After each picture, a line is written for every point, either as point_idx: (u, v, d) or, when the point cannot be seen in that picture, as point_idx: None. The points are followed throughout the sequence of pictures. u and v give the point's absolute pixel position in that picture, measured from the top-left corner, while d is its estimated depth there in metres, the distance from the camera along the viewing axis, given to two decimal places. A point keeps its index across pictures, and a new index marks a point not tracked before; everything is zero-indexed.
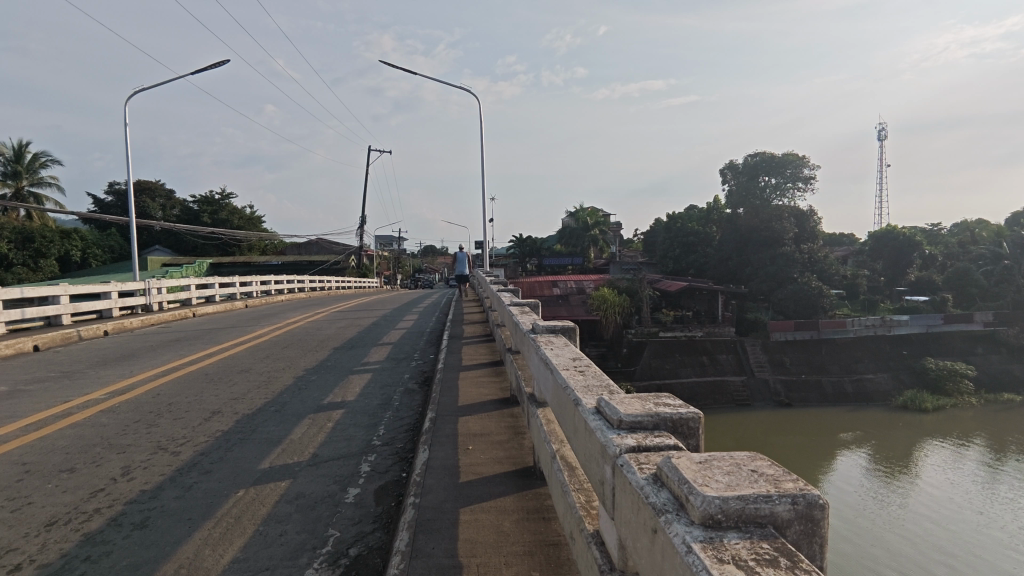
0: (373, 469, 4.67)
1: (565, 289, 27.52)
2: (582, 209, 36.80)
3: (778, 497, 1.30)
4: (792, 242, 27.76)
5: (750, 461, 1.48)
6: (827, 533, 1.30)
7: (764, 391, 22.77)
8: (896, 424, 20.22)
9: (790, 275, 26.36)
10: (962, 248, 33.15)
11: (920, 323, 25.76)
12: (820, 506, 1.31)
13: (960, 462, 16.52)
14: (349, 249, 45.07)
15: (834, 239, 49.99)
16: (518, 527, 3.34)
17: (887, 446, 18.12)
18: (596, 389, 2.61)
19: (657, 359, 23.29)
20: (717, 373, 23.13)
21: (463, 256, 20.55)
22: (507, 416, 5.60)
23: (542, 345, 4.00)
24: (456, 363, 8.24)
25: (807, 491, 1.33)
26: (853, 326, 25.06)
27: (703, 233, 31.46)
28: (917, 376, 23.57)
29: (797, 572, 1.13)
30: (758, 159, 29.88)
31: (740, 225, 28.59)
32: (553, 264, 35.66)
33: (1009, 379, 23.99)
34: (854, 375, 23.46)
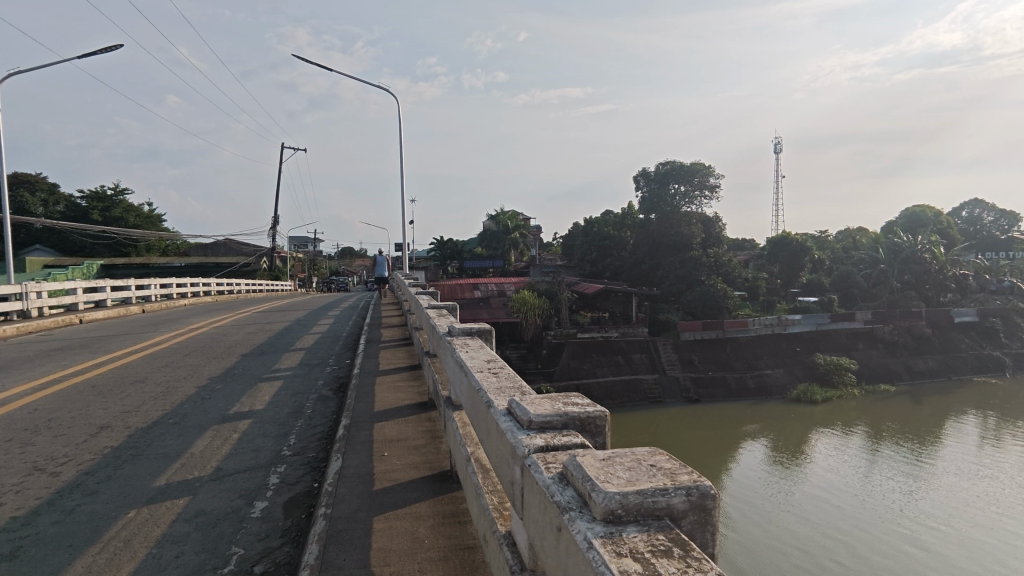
0: (282, 480, 4.45)
1: (486, 291, 27.61)
2: (503, 212, 37.08)
3: (673, 489, 1.36)
4: (699, 247, 29.42)
5: (649, 455, 1.54)
6: (717, 522, 1.37)
7: (674, 388, 23.84)
8: (792, 415, 21.90)
9: (698, 278, 27.84)
10: (845, 253, 36.51)
11: (811, 322, 27.79)
12: (711, 497, 1.38)
13: (845, 448, 18.13)
14: (261, 250, 42.93)
15: (736, 244, 53.33)
16: (433, 533, 3.29)
17: (783, 436, 19.56)
18: (508, 390, 2.64)
19: (575, 359, 23.81)
20: (631, 372, 24.03)
21: (382, 259, 20.08)
22: (424, 421, 5.52)
23: (457, 348, 3.99)
24: (373, 368, 8.03)
25: (701, 483, 1.39)
26: (753, 326, 26.66)
27: (618, 238, 32.69)
28: (809, 371, 25.60)
29: (690, 560, 1.18)
30: (668, 167, 31.50)
31: (653, 230, 29.91)
32: (474, 267, 35.70)
33: (885, 372, 26.60)
34: (755, 371, 25.13)
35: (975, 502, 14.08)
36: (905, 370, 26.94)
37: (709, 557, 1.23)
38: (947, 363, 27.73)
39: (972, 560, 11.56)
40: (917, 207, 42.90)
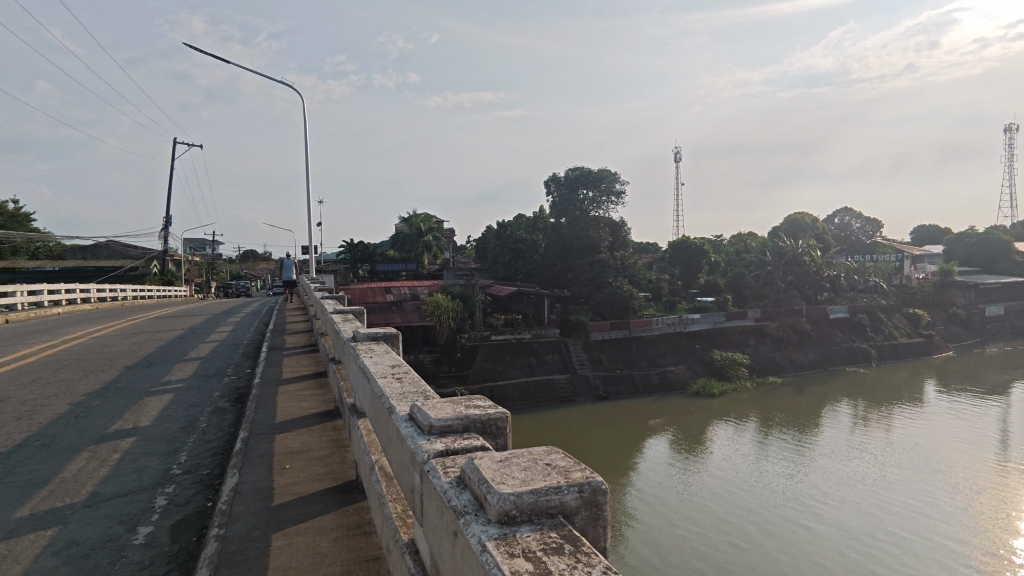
0: (171, 501, 4.10)
1: (398, 295, 27.04)
2: (415, 214, 36.48)
3: (566, 487, 1.38)
4: (607, 250, 30.53)
5: (545, 455, 1.57)
6: (608, 516, 1.42)
7: (584, 387, 24.54)
8: (692, 409, 23.23)
9: (606, 279, 28.81)
10: (738, 256, 39.29)
11: (708, 320, 29.17)
12: (603, 492, 1.42)
13: (740, 438, 19.49)
14: (150, 253, 39.56)
15: (642, 247, 55.79)
16: (336, 546, 3.16)
17: (685, 429, 20.71)
18: (412, 395, 2.60)
19: (489, 362, 23.86)
20: (544, 372, 24.49)
21: (288, 262, 19.17)
22: (329, 430, 5.30)
23: (361, 353, 3.88)
24: (275, 377, 7.61)
25: (592, 478, 1.43)
26: (656, 325, 27.69)
27: (530, 241, 33.19)
28: (707, 366, 27.31)
29: (579, 556, 1.20)
30: (577, 173, 32.43)
31: (563, 234, 30.70)
32: (386, 270, 34.86)
33: (773, 365, 28.90)
34: (659, 368, 26.42)
35: (848, 480, 15.64)
36: (790, 363, 29.42)
37: (599, 551, 1.27)
38: (825, 356, 30.58)
39: (849, 534, 12.78)
40: (798, 213, 46.81)
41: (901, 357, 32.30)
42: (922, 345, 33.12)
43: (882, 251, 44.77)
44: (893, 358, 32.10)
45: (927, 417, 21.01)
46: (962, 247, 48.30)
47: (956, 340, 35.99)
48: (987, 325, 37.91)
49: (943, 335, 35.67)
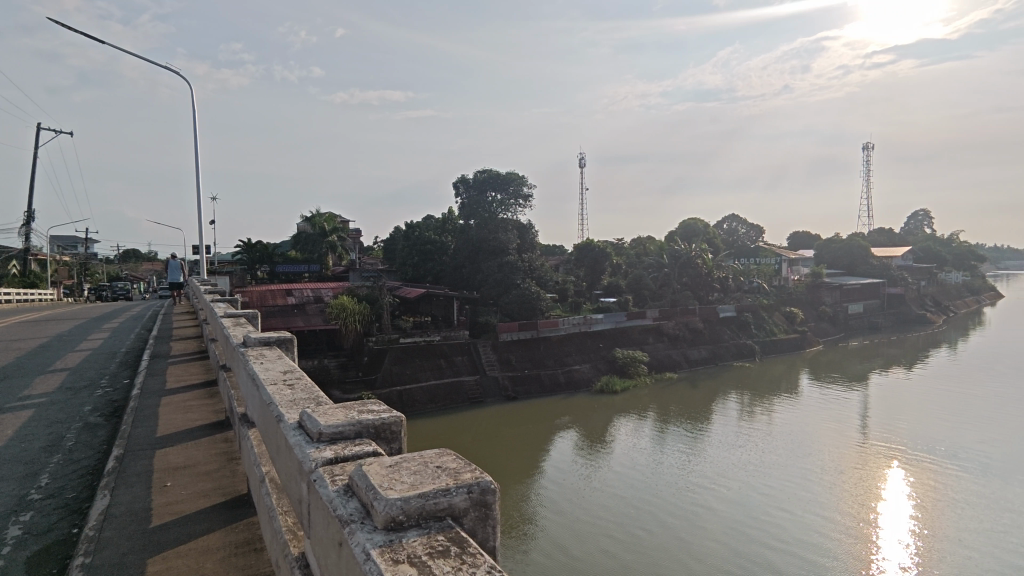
0: (26, 531, 3.63)
1: (300, 297, 25.81)
2: (319, 214, 35.06)
3: (455, 489, 1.39)
4: (515, 252, 30.94)
5: (436, 459, 1.57)
6: (497, 515, 1.43)
7: (494, 388, 24.72)
8: (596, 406, 24.07)
9: (515, 281, 29.18)
10: (638, 259, 41.29)
11: (611, 320, 30.44)
12: (491, 491, 1.43)
13: (639, 432, 20.47)
14: (8, 252, 35.08)
15: (549, 249, 57.11)
16: (223, 567, 2.95)
17: (590, 426, 21.43)
18: (303, 402, 2.49)
19: (397, 365, 23.36)
20: (453, 374, 24.39)
21: (177, 262, 17.77)
22: (219, 442, 4.95)
23: (252, 360, 3.65)
24: (158, 387, 6.99)
25: (481, 479, 1.44)
26: (563, 325, 28.41)
27: (439, 243, 32.92)
28: (610, 364, 28.45)
29: (463, 558, 1.21)
30: (486, 176, 32.60)
31: (472, 236, 30.79)
32: (287, 271, 33.15)
33: (670, 362, 30.60)
34: (565, 367, 27.14)
35: (736, 465, 16.89)
36: (684, 359, 31.30)
37: (485, 552, 1.28)
38: (715, 352, 32.82)
39: (739, 515, 13.75)
40: (691, 219, 49.95)
41: (780, 351, 35.38)
42: (797, 340, 36.46)
43: (764, 254, 48.78)
44: (774, 353, 35.07)
45: (802, 405, 23.16)
46: (830, 251, 53.73)
47: (825, 335, 39.96)
48: (850, 321, 42.42)
49: (814, 331, 39.47)
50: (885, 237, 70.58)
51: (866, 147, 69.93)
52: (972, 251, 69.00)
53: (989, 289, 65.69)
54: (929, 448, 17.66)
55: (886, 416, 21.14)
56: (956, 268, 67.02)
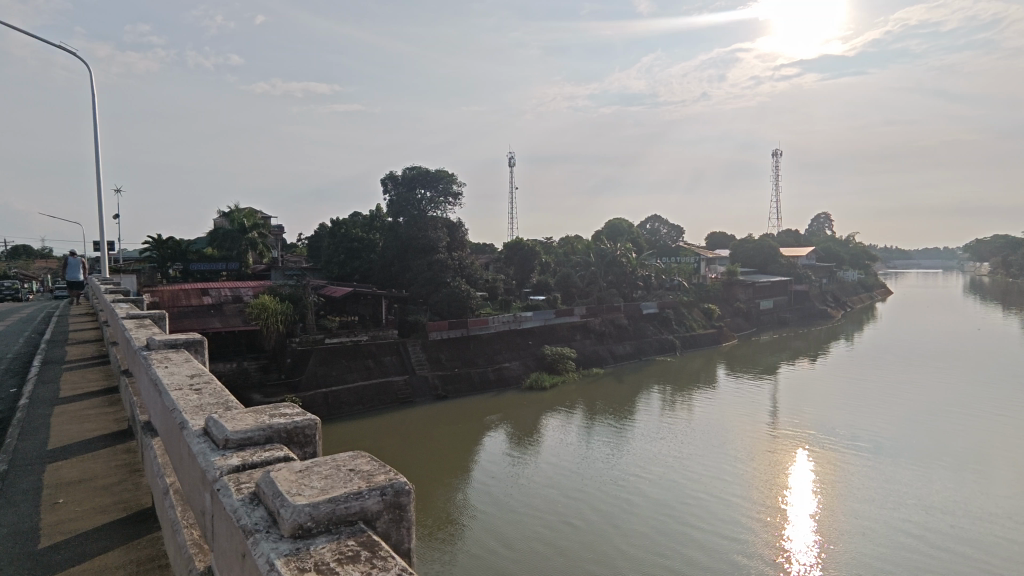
0: None
1: (217, 297, 24.42)
2: (238, 210, 33.55)
3: (367, 492, 1.36)
4: (445, 250, 30.67)
5: (349, 461, 1.54)
6: (410, 516, 1.42)
7: (424, 387, 24.43)
8: (525, 403, 24.31)
9: (445, 279, 28.93)
10: (566, 257, 42.08)
11: (540, 318, 30.87)
12: (406, 492, 1.41)
13: (568, 427, 20.88)
14: None
15: (479, 248, 57.11)
16: None
17: (520, 422, 21.63)
18: (210, 408, 2.35)
19: (322, 366, 22.58)
20: (381, 375, 23.89)
21: (76, 260, 16.31)
22: (120, 453, 4.58)
23: (156, 364, 3.41)
24: (50, 395, 6.38)
25: (394, 480, 1.42)
26: (493, 323, 28.49)
27: (367, 240, 32.11)
28: (539, 361, 28.83)
29: (374, 561, 1.18)
30: (414, 172, 32.03)
31: (401, 233, 30.24)
32: (202, 269, 31.25)
33: (597, 357, 31.40)
34: (495, 365, 27.24)
35: (659, 457, 17.55)
36: (610, 355, 32.21)
37: (397, 554, 1.26)
38: (639, 347, 33.99)
39: (662, 504, 14.31)
40: (616, 219, 51.45)
41: (699, 346, 37.16)
42: (714, 335, 38.42)
43: (684, 253, 51.03)
44: (693, 347, 36.78)
45: (718, 397, 24.43)
46: (743, 251, 57.00)
47: (739, 330, 42.36)
48: (761, 317, 45.21)
49: (730, 326, 41.74)
50: (791, 237, 75.75)
51: (775, 153, 74.97)
52: (865, 251, 75.38)
53: (880, 286, 72.04)
54: (830, 433, 19.09)
55: (792, 404, 22.68)
56: (852, 266, 73.02)
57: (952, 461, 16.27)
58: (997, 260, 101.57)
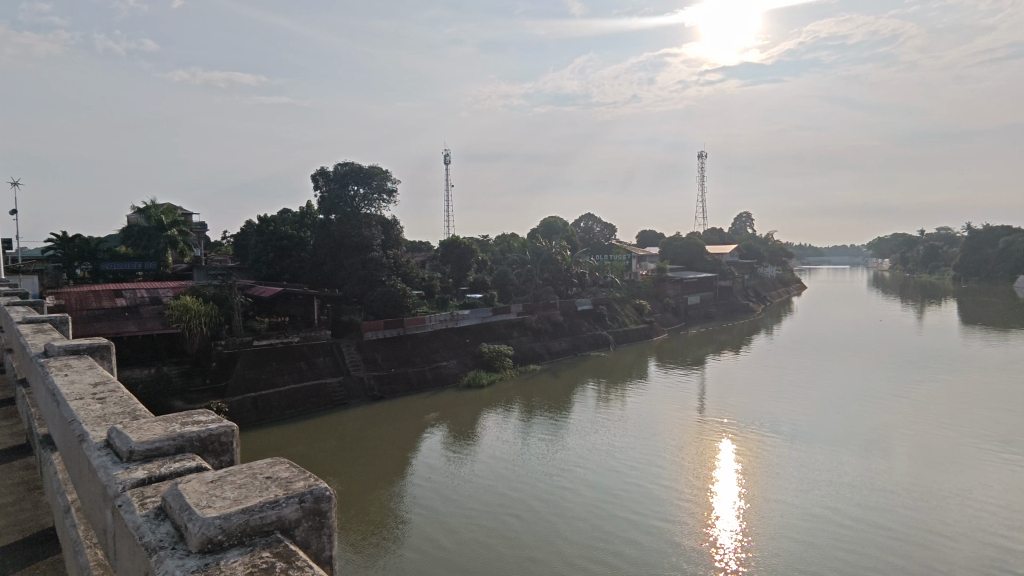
0: None
1: (133, 298, 22.81)
2: (154, 207, 31.36)
3: (283, 502, 1.47)
4: (379, 248, 30.06)
5: (265, 471, 1.63)
6: (326, 524, 1.55)
7: (359, 389, 23.84)
8: (462, 401, 24.18)
9: (379, 278, 28.32)
10: (502, 255, 42.26)
11: (477, 315, 30.84)
12: (322, 500, 1.54)
13: (506, 424, 20.97)
14: None
15: (414, 246, 56.28)
16: None
17: (458, 421, 21.51)
18: (114, 417, 2.25)
19: (250, 370, 21.60)
20: (314, 377, 23.12)
21: None
22: (18, 470, 4.18)
23: (54, 372, 3.13)
24: None
25: (313, 489, 1.54)
26: (429, 322, 28.20)
27: (297, 238, 30.98)
28: (476, 359, 28.76)
29: (286, 570, 1.30)
30: (346, 169, 31.22)
31: (333, 231, 29.35)
32: (115, 269, 29.13)
33: (534, 354, 31.67)
34: (432, 364, 26.95)
35: (595, 450, 17.87)
36: (547, 351, 32.56)
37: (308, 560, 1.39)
38: (575, 343, 34.58)
39: (598, 494, 14.63)
40: (551, 217, 52.10)
41: (631, 341, 38.26)
42: (645, 330, 39.68)
43: (617, 251, 52.35)
44: (626, 342, 37.83)
45: (650, 390, 25.24)
46: (672, 249, 59.17)
47: (668, 325, 43.95)
48: (689, 312, 47.09)
49: (660, 321, 43.23)
50: (716, 236, 79.37)
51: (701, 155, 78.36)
52: (782, 249, 80.06)
53: (796, 282, 76.71)
54: (753, 421, 20.15)
55: (718, 395, 23.75)
56: (771, 263, 77.38)
57: (861, 443, 17.54)
58: (896, 257, 110.57)
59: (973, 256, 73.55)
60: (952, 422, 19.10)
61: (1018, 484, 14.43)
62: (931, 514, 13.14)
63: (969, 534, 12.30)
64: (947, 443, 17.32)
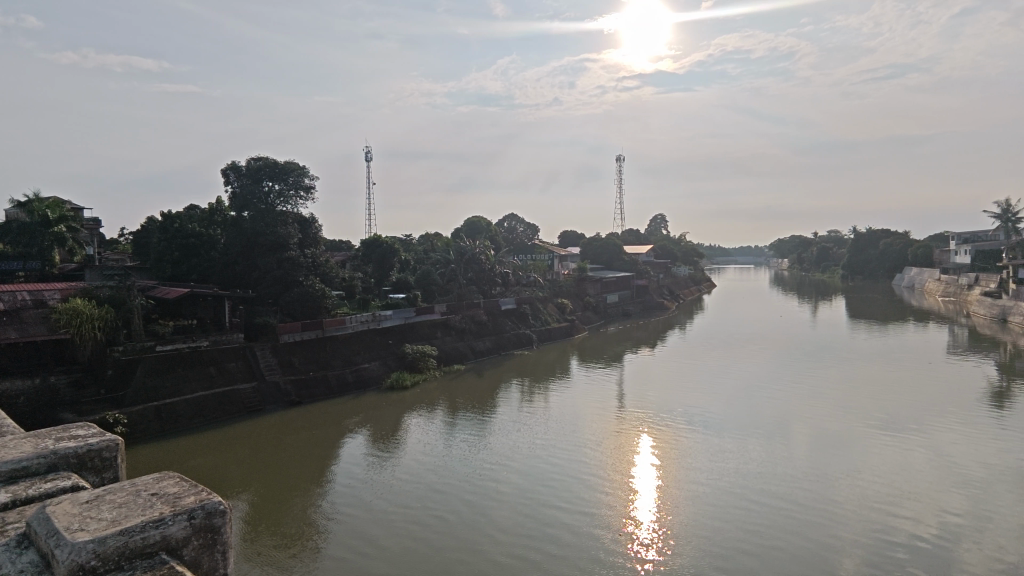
0: None
1: (11, 302, 20.23)
2: (38, 199, 28.78)
3: (159, 522, 2.80)
4: (296, 247, 28.85)
5: (125, 499, 2.96)
6: (199, 528, 2.92)
7: (274, 394, 22.76)
8: (385, 404, 23.64)
9: (297, 278, 27.19)
10: (425, 255, 41.72)
11: (400, 316, 30.30)
12: (193, 515, 2.92)
13: (430, 425, 20.74)
14: None
15: (333, 245, 54.28)
16: None
17: (380, 424, 21.04)
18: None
19: (153, 377, 20.11)
20: (225, 383, 21.85)
21: None
22: None
23: None
24: None
25: (185, 512, 2.90)
26: (350, 323, 27.36)
27: (206, 236, 29.15)
28: (399, 360, 28.24)
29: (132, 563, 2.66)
30: (260, 163, 29.65)
31: (246, 228, 27.85)
32: None
33: (458, 354, 31.48)
34: (353, 366, 26.17)
35: (519, 447, 18.02)
36: (471, 351, 32.48)
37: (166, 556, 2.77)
38: (499, 342, 34.69)
39: (523, 490, 14.79)
40: (475, 217, 52.02)
41: (554, 339, 38.93)
42: (567, 328, 40.52)
43: (539, 250, 53.09)
44: (548, 340, 38.45)
45: (572, 387, 25.82)
46: (592, 249, 60.76)
47: (589, 323, 45.10)
48: (608, 310, 48.56)
49: (581, 319, 44.27)
50: (633, 236, 82.34)
51: (619, 158, 81.10)
52: (693, 250, 84.32)
53: (706, 280, 81.00)
54: (667, 413, 21.08)
55: (636, 390, 24.65)
56: (683, 263, 81.28)
57: (765, 430, 18.80)
58: (793, 258, 119.46)
59: (858, 256, 80.84)
60: (842, 408, 20.91)
61: (897, 462, 15.94)
62: (827, 492, 14.25)
63: (859, 507, 13.48)
64: (838, 427, 18.92)
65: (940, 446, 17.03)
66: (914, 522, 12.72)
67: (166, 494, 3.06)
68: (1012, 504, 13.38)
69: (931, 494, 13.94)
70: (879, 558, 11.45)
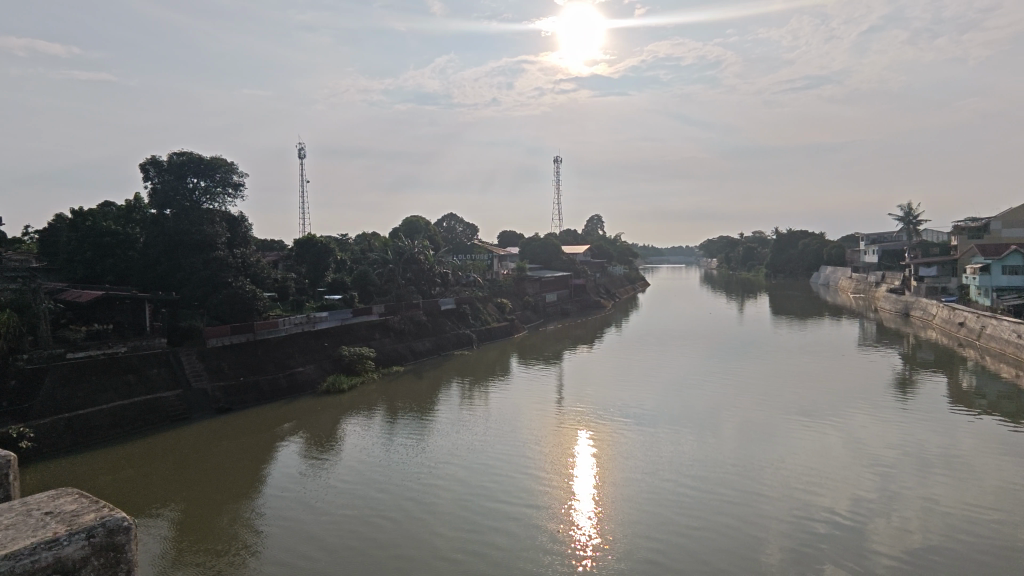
0: None
1: None
2: None
3: (52, 539, 3.92)
4: (225, 247, 27.53)
5: (24, 522, 4.07)
6: (87, 539, 4.04)
7: (201, 402, 21.64)
8: (320, 408, 22.92)
9: (225, 280, 25.93)
10: (362, 255, 40.78)
11: (336, 318, 29.45)
12: (85, 533, 4.02)
13: (369, 428, 20.31)
14: None
15: (264, 245, 52.11)
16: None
17: (316, 429, 20.42)
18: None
19: (64, 387, 18.63)
20: (146, 392, 20.57)
21: None
22: None
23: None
24: None
25: (75, 531, 4.01)
26: (283, 325, 26.37)
27: (123, 235, 27.29)
28: (335, 363, 27.45)
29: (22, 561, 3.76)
30: (184, 158, 28.03)
31: (168, 227, 26.31)
32: None
33: (396, 355, 30.95)
34: (287, 370, 25.22)
35: (459, 448, 17.90)
36: (410, 352, 32.00)
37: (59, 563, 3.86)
38: (439, 343, 34.37)
39: (465, 489, 14.75)
40: (413, 216, 51.30)
41: (493, 338, 39.00)
42: (507, 327, 40.71)
43: (478, 250, 53.01)
44: (488, 340, 38.48)
45: (512, 387, 25.95)
46: (531, 248, 61.28)
47: (528, 322, 45.49)
48: (547, 309, 49.17)
49: (520, 319, 44.58)
50: (570, 236, 83.73)
51: (557, 159, 82.23)
52: (628, 249, 86.67)
53: (641, 279, 83.41)
54: (605, 409, 21.57)
55: (575, 388, 25.05)
56: (618, 262, 83.46)
57: (696, 423, 19.54)
58: (720, 257, 125.23)
59: (779, 256, 85.54)
60: (767, 400, 22.06)
61: (816, 449, 16.98)
62: (754, 480, 15.00)
63: (782, 493, 14.24)
64: (763, 418, 19.93)
65: (853, 432, 18.26)
66: (832, 505, 13.55)
67: (61, 512, 4.20)
68: (916, 484, 14.50)
69: (845, 478, 14.91)
70: (800, 539, 12.12)
